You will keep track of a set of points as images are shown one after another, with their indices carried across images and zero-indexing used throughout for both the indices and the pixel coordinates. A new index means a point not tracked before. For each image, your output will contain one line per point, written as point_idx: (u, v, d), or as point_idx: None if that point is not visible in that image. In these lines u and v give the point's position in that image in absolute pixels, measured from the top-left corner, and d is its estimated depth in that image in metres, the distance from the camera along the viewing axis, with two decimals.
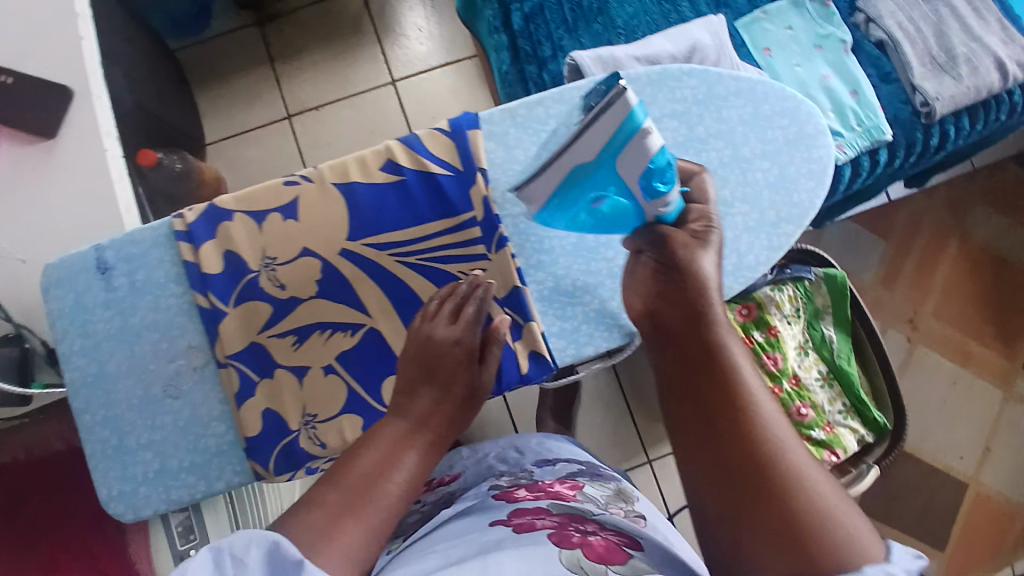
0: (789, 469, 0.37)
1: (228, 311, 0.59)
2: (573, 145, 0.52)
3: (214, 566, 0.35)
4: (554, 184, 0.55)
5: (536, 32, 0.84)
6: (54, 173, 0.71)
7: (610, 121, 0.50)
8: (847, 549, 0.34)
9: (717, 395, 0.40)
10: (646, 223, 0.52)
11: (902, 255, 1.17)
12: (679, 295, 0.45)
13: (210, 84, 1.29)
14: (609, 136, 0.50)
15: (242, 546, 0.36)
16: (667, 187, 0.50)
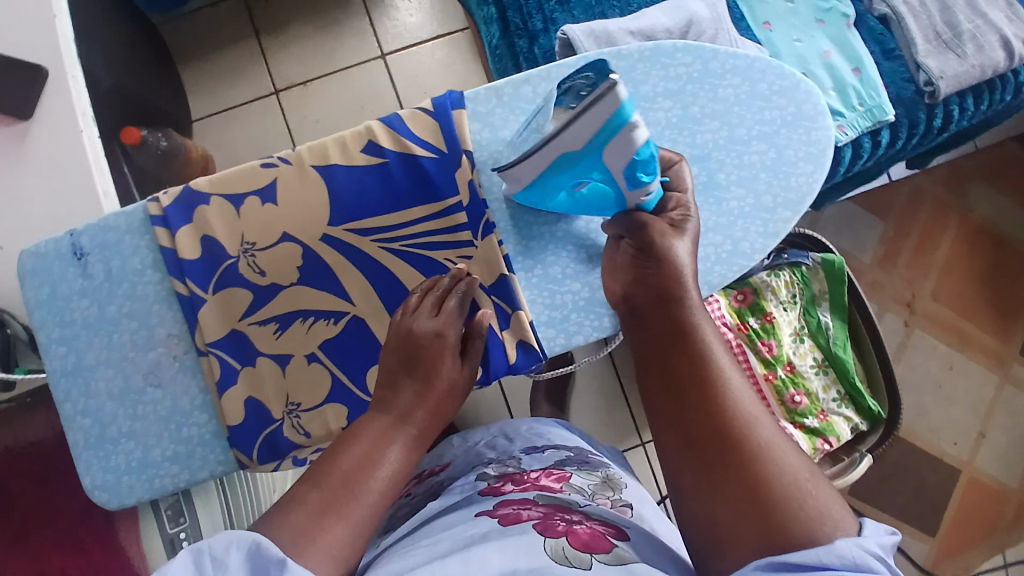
0: (759, 443, 0.38)
1: (208, 297, 0.58)
2: (558, 137, 0.48)
3: (194, 567, 0.35)
4: (537, 169, 0.52)
5: (525, 4, 0.81)
6: (27, 155, 0.69)
7: (601, 116, 0.45)
8: (818, 521, 0.35)
9: (687, 374, 0.41)
10: (627, 210, 0.52)
11: (901, 236, 1.15)
12: (651, 278, 0.46)
13: (194, 59, 1.26)
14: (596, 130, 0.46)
15: (223, 546, 0.36)
16: (650, 178, 0.49)
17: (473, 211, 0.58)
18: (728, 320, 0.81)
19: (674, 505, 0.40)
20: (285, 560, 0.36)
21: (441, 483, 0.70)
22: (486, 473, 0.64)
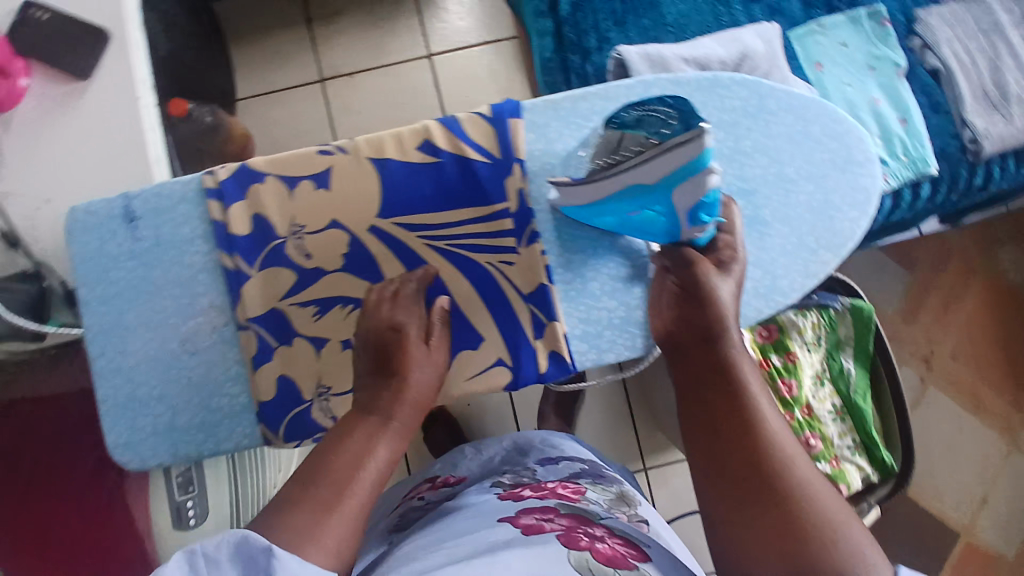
0: (792, 480, 0.40)
1: (253, 274, 0.59)
2: (634, 167, 0.52)
3: (187, 567, 0.36)
4: (600, 194, 0.55)
5: (582, 21, 0.81)
6: (89, 115, 0.71)
7: (679, 158, 0.49)
8: (851, 557, 0.36)
9: (724, 410, 0.44)
10: (677, 244, 0.56)
11: (922, 289, 1.16)
12: (697, 320, 0.50)
13: (246, 38, 1.28)
14: (672, 169, 0.50)
15: (214, 547, 0.37)
16: (709, 220, 0.53)
17: (520, 220, 0.59)
18: (753, 355, 0.81)
19: (707, 536, 0.42)
20: (273, 548, 0.38)
21: (454, 492, 0.76)
22: (501, 481, 0.70)
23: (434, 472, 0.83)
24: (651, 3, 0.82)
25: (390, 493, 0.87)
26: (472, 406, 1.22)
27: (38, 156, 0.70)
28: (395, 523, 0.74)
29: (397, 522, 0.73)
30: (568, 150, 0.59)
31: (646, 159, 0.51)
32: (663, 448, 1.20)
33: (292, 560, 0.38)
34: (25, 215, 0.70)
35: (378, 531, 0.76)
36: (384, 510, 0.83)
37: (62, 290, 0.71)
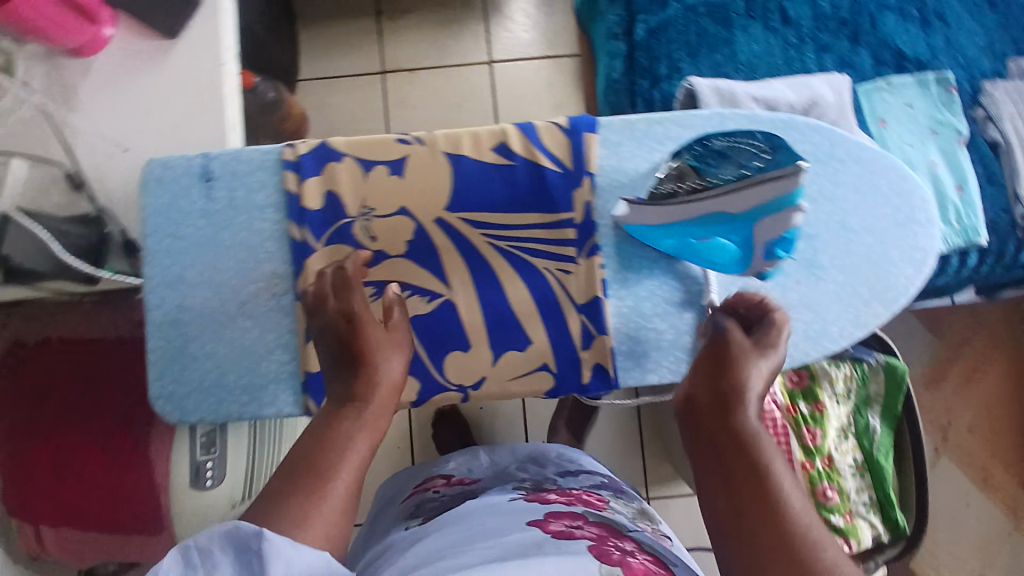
0: (810, 546, 0.39)
1: (318, 248, 0.61)
2: (729, 192, 0.55)
3: (183, 562, 0.38)
4: (683, 215, 0.56)
5: (656, 48, 0.82)
6: (173, 75, 0.73)
7: (779, 189, 0.53)
8: None
9: (739, 469, 0.43)
10: (745, 273, 0.57)
11: (945, 356, 1.16)
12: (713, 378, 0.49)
13: (315, 21, 1.31)
14: (770, 198, 0.53)
15: (204, 540, 0.39)
16: (784, 255, 0.56)
17: (584, 232, 0.60)
18: (781, 398, 0.82)
19: None
20: (261, 531, 0.39)
21: (469, 489, 0.78)
22: (522, 486, 0.73)
23: (450, 470, 0.85)
24: (725, 39, 0.82)
25: (400, 480, 0.89)
26: (484, 410, 1.23)
27: (121, 108, 0.72)
28: (409, 511, 0.76)
29: (413, 510, 0.76)
30: (639, 170, 0.60)
31: (745, 185, 0.54)
32: (668, 480, 1.20)
33: (282, 542, 0.39)
34: (97, 162, 0.72)
35: (389, 521, 0.78)
36: (396, 498, 0.85)
37: (121, 239, 0.74)
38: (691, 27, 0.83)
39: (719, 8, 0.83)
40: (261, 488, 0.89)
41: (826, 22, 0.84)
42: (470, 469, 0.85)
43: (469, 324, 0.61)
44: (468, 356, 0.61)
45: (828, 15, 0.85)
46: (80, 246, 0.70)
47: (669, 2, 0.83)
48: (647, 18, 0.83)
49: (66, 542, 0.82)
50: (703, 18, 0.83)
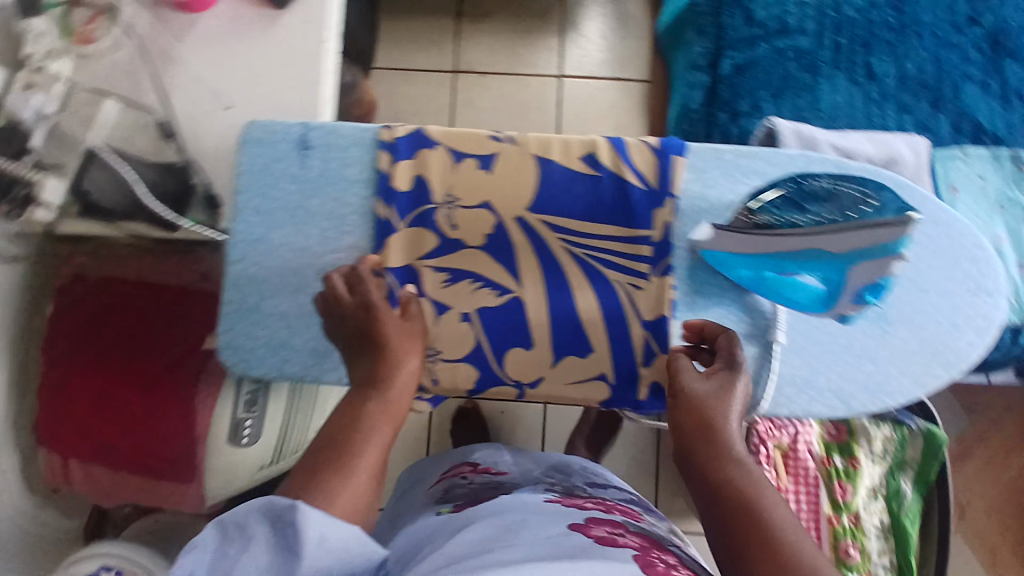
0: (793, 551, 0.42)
1: (401, 229, 0.63)
2: (835, 232, 0.59)
3: (221, 534, 0.43)
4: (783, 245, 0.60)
5: (740, 84, 0.84)
6: (276, 43, 0.75)
7: (885, 236, 0.58)
8: None
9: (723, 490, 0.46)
10: (829, 313, 0.59)
11: (974, 433, 1.15)
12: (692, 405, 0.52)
13: (398, 13, 1.34)
14: (874, 244, 0.58)
15: (241, 515, 0.43)
16: (871, 303, 0.59)
17: (659, 251, 0.62)
18: (815, 447, 0.85)
19: None
20: (294, 502, 0.42)
21: (497, 480, 0.81)
22: (553, 488, 0.75)
23: (477, 458, 0.88)
24: (808, 85, 0.83)
25: (427, 466, 0.92)
26: (505, 414, 1.23)
27: (223, 70, 0.75)
28: (439, 495, 0.80)
29: (443, 494, 0.79)
30: (722, 198, 0.61)
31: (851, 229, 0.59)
32: (677, 514, 1.20)
33: (314, 511, 0.42)
34: (194, 118, 0.74)
35: (418, 502, 0.82)
36: (423, 481, 0.88)
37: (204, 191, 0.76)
38: (779, 68, 0.84)
39: (808, 54, 0.84)
40: (292, 452, 0.92)
41: (909, 83, 0.85)
42: (497, 461, 0.88)
43: (534, 323, 0.62)
44: (529, 354, 0.62)
45: (912, 77, 0.85)
46: (168, 191, 0.73)
47: (759, 41, 0.84)
48: (735, 54, 0.84)
49: (96, 479, 0.84)
50: (790, 62, 0.84)
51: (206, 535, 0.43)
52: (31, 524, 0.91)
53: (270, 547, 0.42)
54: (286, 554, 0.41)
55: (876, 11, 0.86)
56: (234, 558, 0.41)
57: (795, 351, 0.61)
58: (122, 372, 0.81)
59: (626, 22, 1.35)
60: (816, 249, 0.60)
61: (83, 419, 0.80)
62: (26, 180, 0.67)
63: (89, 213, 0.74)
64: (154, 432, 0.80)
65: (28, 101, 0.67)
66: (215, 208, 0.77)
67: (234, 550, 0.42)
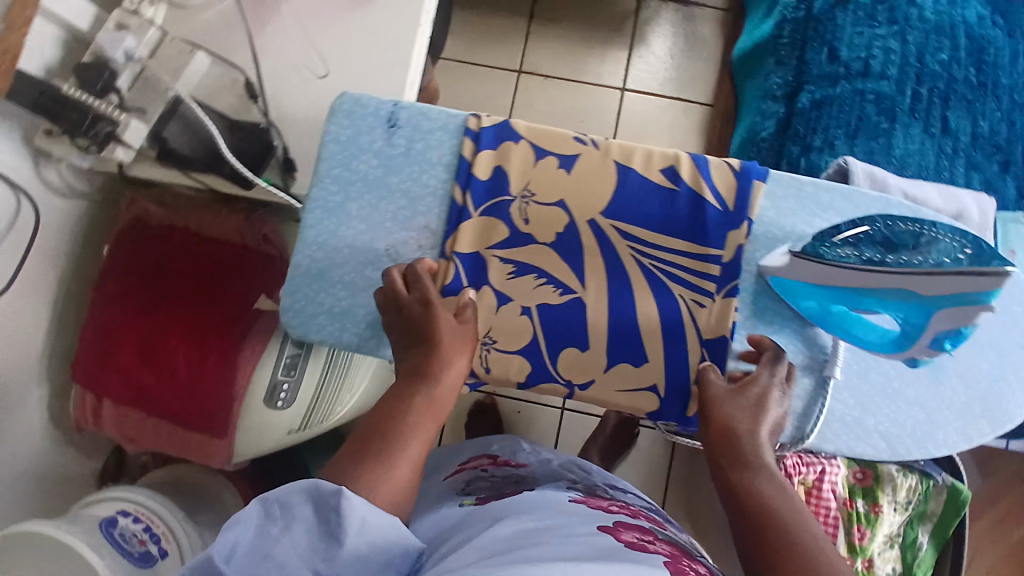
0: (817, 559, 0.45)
1: (473, 216, 0.63)
2: (916, 276, 0.53)
3: (263, 513, 0.43)
4: (854, 282, 0.56)
5: (815, 119, 0.85)
6: (369, 21, 0.76)
7: (971, 285, 0.51)
8: None
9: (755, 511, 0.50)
10: (900, 354, 0.57)
11: (1002, 509, 1.11)
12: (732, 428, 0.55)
13: (471, 8, 1.33)
14: (959, 291, 0.52)
15: (286, 494, 0.44)
16: (949, 348, 0.55)
17: (728, 272, 0.62)
18: (841, 489, 0.82)
19: None
20: (340, 489, 0.44)
21: (518, 474, 0.78)
22: (575, 486, 0.73)
23: (496, 452, 0.85)
24: (885, 129, 0.83)
25: (445, 456, 0.90)
26: (522, 414, 1.22)
27: (314, 40, 0.77)
28: (460, 486, 0.77)
29: (463, 485, 0.77)
30: (796, 228, 0.62)
31: (934, 273, 0.52)
32: None
33: (358, 499, 0.44)
34: (284, 84, 0.77)
35: (436, 492, 0.79)
36: (441, 470, 0.86)
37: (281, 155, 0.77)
38: (856, 110, 0.84)
39: (887, 99, 0.84)
40: (320, 424, 0.93)
41: (982, 142, 0.85)
42: (515, 454, 0.85)
43: (593, 327, 0.62)
44: (584, 356, 0.63)
45: (986, 137, 0.85)
46: (244, 149, 0.75)
47: (841, 81, 0.85)
48: (814, 90, 0.86)
49: (125, 424, 0.85)
50: (869, 104, 0.84)
51: (246, 513, 0.43)
52: (55, 462, 0.92)
53: (313, 528, 0.43)
54: (330, 537, 0.43)
55: (958, 66, 0.86)
56: (278, 536, 0.43)
57: (849, 389, 0.62)
58: (165, 322, 0.82)
59: (695, 43, 1.32)
60: (902, 288, 0.54)
61: (123, 364, 0.82)
62: (109, 118, 0.69)
63: (166, 159, 0.76)
64: (192, 384, 0.82)
65: (121, 42, 0.70)
66: (289, 173, 0.77)
67: (278, 529, 0.43)
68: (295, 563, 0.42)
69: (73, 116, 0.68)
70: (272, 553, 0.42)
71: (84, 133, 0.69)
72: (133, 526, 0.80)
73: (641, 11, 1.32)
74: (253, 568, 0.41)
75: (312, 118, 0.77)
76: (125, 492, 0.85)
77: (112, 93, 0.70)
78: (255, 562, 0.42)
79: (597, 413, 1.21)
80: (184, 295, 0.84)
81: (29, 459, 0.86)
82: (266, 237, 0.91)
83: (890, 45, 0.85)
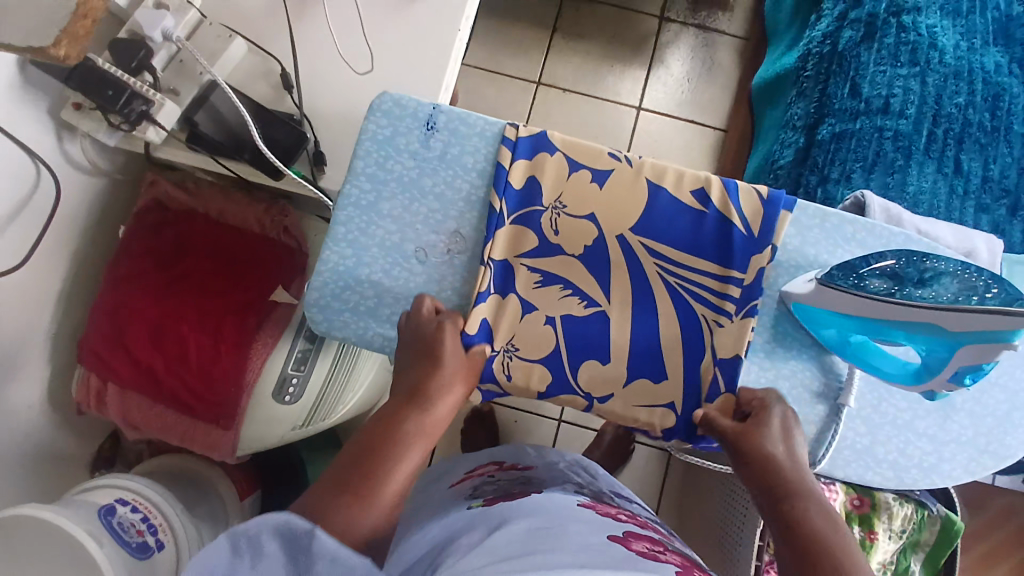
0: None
1: (506, 224, 0.64)
2: (945, 313, 0.53)
3: (232, 548, 0.39)
4: (881, 315, 0.56)
5: (834, 152, 0.87)
6: (408, 23, 0.77)
7: (997, 326, 0.52)
8: None
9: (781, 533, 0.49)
10: (919, 386, 0.59)
11: (986, 545, 1.14)
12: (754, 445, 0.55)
13: (495, 17, 1.34)
14: (983, 331, 0.52)
15: (253, 531, 0.39)
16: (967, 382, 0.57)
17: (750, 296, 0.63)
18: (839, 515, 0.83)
19: None
20: (313, 529, 0.38)
21: (524, 476, 0.73)
22: (582, 488, 0.70)
23: (501, 458, 0.81)
24: (901, 166, 0.86)
25: (445, 466, 0.84)
26: (520, 422, 1.20)
27: (352, 37, 0.77)
28: (466, 491, 0.71)
29: (469, 489, 0.71)
30: (815, 256, 0.64)
31: (962, 311, 0.53)
32: None
33: (331, 542, 0.38)
34: (319, 78, 0.77)
35: (438, 499, 0.73)
36: (447, 476, 0.80)
37: (312, 148, 0.77)
38: (874, 145, 0.86)
39: (904, 137, 0.86)
40: (323, 420, 0.92)
41: (991, 186, 0.88)
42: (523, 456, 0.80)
43: (616, 342, 0.64)
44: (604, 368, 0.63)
45: (995, 180, 0.88)
46: (277, 139, 0.74)
47: (862, 116, 0.88)
48: (835, 122, 0.89)
49: (128, 409, 0.84)
50: (886, 141, 0.86)
51: (214, 548, 0.39)
52: (55, 443, 0.90)
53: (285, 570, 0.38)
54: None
55: (974, 110, 0.88)
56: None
57: (861, 417, 0.63)
58: (180, 306, 0.81)
59: (712, 70, 1.34)
60: (933, 324, 0.54)
61: (133, 347, 0.81)
62: (144, 96, 0.69)
63: (194, 142, 0.76)
64: (203, 372, 0.81)
65: (161, 22, 0.70)
66: (319, 166, 0.77)
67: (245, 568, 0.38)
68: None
69: (108, 94, 0.67)
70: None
71: (117, 111, 0.68)
72: (131, 517, 0.79)
73: (662, 34, 1.34)
74: None
75: (345, 115, 0.77)
76: (120, 479, 0.84)
77: (146, 72, 0.70)
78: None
79: (593, 426, 1.20)
80: (199, 278, 0.84)
81: (32, 438, 0.84)
82: (287, 229, 0.91)
83: (911, 86, 0.88)
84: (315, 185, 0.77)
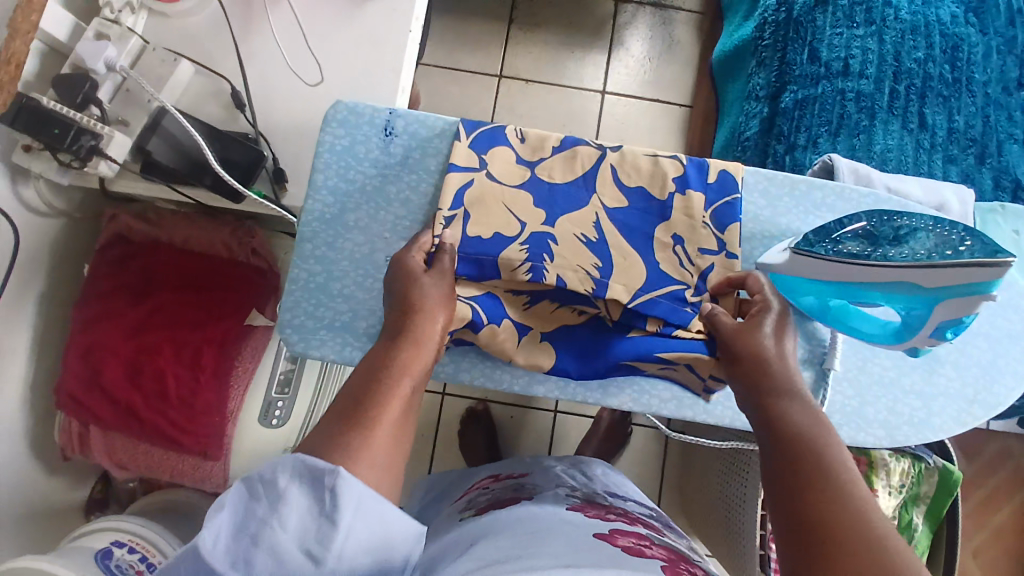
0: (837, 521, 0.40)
1: (486, 132, 0.64)
2: (923, 268, 0.53)
3: (248, 491, 0.37)
4: (860, 279, 0.56)
5: (798, 119, 0.87)
6: (353, 29, 0.76)
7: (974, 276, 0.51)
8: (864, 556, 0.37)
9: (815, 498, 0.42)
10: (903, 344, 0.59)
11: (986, 490, 1.15)
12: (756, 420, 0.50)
13: (450, 16, 1.32)
14: (962, 282, 0.52)
15: (269, 471, 0.36)
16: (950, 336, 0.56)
17: None
18: None
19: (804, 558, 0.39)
20: (337, 468, 0.36)
21: (519, 484, 0.72)
22: (573, 492, 0.68)
23: (498, 470, 0.79)
24: (865, 127, 0.86)
25: (455, 475, 0.84)
26: (515, 418, 1.18)
27: (301, 48, 0.76)
28: (462, 506, 0.71)
29: (465, 503, 0.71)
30: (789, 226, 0.65)
31: (937, 263, 0.52)
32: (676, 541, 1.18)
33: (356, 482, 0.37)
34: (272, 92, 0.76)
35: (439, 518, 0.73)
36: (450, 494, 0.80)
37: (271, 166, 0.75)
38: (838, 107, 0.86)
39: (867, 96, 0.86)
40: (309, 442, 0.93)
41: (957, 137, 0.88)
42: (495, 380, 0.63)
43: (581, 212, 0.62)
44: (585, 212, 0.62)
45: (961, 131, 0.88)
46: (234, 160, 0.72)
47: (822, 80, 0.87)
48: (797, 89, 0.88)
49: (113, 449, 0.83)
50: (850, 102, 0.86)
51: (232, 492, 0.37)
52: (41, 493, 0.88)
53: (310, 511, 0.36)
54: (324, 521, 0.36)
55: (934, 63, 0.88)
56: (265, 523, 0.36)
57: (848, 380, 0.64)
58: (156, 341, 0.79)
59: (671, 48, 1.33)
60: (905, 283, 0.54)
61: (110, 388, 0.79)
62: (92, 130, 0.67)
63: (149, 172, 0.73)
64: (185, 405, 0.80)
65: (102, 53, 0.69)
66: (280, 184, 0.75)
67: (264, 512, 0.36)
68: (288, 549, 0.36)
69: (55, 132, 0.65)
70: (257, 536, 0.36)
71: (67, 149, 0.66)
72: (129, 558, 0.77)
73: (619, 16, 1.33)
74: (243, 553, 0.36)
75: (302, 127, 0.76)
76: (112, 521, 0.82)
77: (93, 106, 0.69)
78: (245, 548, 0.36)
79: (590, 414, 1.18)
80: (171, 309, 0.81)
81: (18, 488, 0.82)
82: (255, 250, 0.88)
83: (869, 45, 0.88)
84: (279, 204, 0.76)
